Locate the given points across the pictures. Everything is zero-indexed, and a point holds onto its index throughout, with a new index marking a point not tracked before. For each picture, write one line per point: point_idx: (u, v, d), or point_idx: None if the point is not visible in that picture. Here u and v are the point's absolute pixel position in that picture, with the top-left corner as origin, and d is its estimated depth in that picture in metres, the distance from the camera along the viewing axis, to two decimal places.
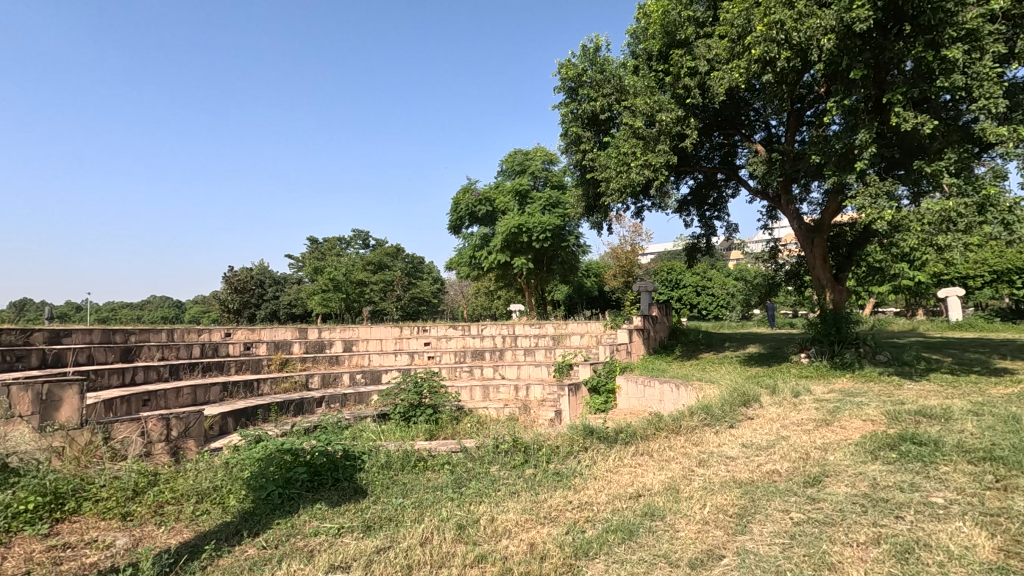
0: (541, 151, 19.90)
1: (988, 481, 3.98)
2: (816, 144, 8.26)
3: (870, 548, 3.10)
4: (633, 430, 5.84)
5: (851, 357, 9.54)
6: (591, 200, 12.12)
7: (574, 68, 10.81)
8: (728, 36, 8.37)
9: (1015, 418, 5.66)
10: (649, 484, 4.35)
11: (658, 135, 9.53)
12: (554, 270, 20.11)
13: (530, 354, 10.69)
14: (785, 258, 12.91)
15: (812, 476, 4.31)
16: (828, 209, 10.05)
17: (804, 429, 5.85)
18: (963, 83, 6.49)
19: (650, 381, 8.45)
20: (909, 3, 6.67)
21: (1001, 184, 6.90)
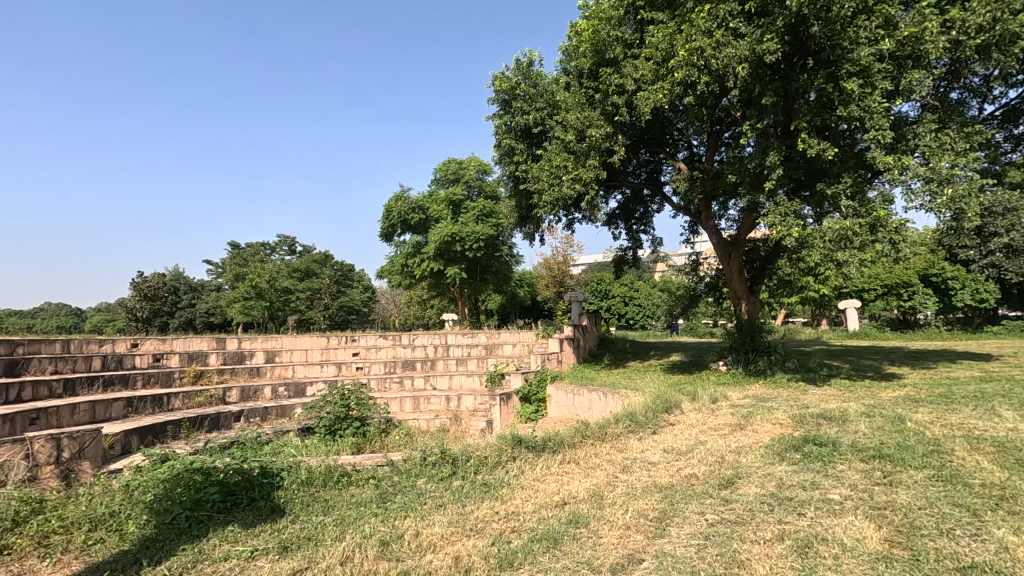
0: (475, 161, 19.98)
1: (877, 477, 4.37)
2: (733, 164, 8.81)
3: (776, 544, 3.30)
4: (560, 438, 5.93)
5: (764, 364, 10.19)
6: (524, 211, 12.30)
7: (507, 81, 10.96)
8: (653, 59, 8.77)
9: (900, 419, 6.26)
10: (575, 492, 4.43)
11: (588, 150, 9.83)
12: (487, 279, 20.17)
13: (462, 364, 10.62)
14: (705, 271, 13.65)
15: (726, 478, 4.55)
16: (744, 225, 10.73)
17: (720, 434, 6.18)
18: (857, 114, 7.15)
19: (580, 389, 8.62)
20: (812, 39, 7.30)
21: (888, 207, 7.65)
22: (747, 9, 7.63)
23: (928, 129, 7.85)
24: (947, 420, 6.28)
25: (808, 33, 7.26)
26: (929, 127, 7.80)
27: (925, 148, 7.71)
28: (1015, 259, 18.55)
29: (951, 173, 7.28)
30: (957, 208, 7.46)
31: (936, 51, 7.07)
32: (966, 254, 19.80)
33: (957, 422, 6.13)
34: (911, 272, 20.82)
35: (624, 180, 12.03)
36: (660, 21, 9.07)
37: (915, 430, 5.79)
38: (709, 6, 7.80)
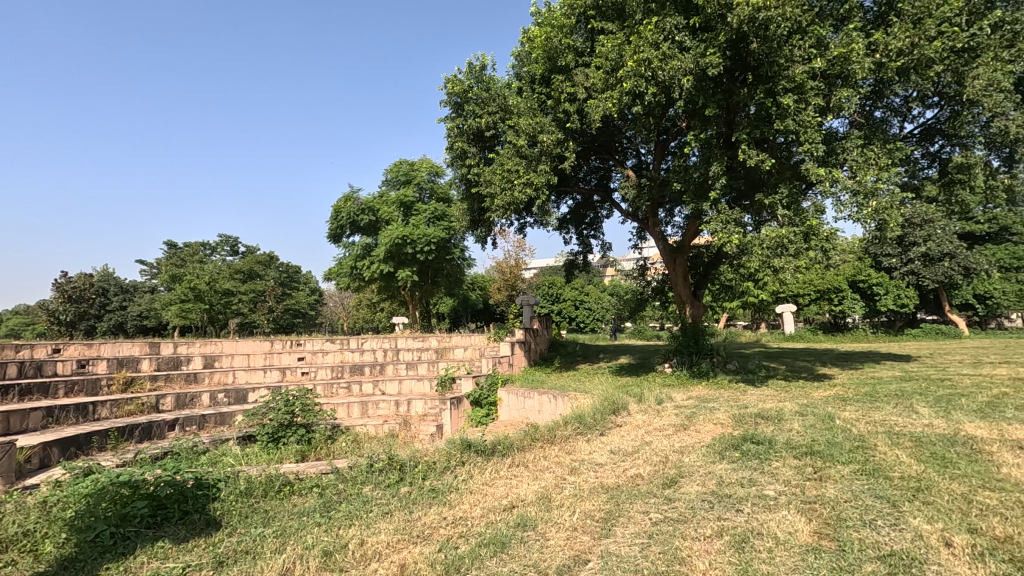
0: (427, 163, 19.82)
1: (808, 473, 4.60)
2: (678, 173, 9.11)
3: (715, 540, 3.41)
4: (510, 441, 5.94)
5: (707, 366, 10.58)
6: (476, 215, 12.28)
7: (460, 84, 10.92)
8: (603, 68, 8.94)
9: (831, 417, 6.63)
10: (524, 495, 4.44)
11: (540, 155, 9.93)
12: (438, 282, 20.00)
13: (413, 368, 10.47)
14: (652, 275, 14.03)
15: (670, 477, 4.68)
16: (688, 232, 11.11)
17: (665, 434, 6.36)
18: (792, 128, 7.54)
19: (530, 392, 8.65)
20: (751, 56, 7.65)
21: (820, 217, 8.10)
22: (691, 24, 7.92)
23: (856, 145, 8.36)
24: (872, 417, 6.70)
25: (748, 49, 7.60)
26: (856, 142, 8.32)
27: (852, 162, 8.21)
28: (932, 267, 20.11)
29: (876, 186, 7.80)
30: (881, 219, 7.99)
31: (861, 71, 7.50)
32: (890, 261, 21.22)
33: (880, 419, 6.56)
34: (841, 278, 22.15)
35: (575, 185, 12.22)
36: (610, 31, 9.28)
37: (843, 427, 6.15)
38: (656, 19, 8.05)
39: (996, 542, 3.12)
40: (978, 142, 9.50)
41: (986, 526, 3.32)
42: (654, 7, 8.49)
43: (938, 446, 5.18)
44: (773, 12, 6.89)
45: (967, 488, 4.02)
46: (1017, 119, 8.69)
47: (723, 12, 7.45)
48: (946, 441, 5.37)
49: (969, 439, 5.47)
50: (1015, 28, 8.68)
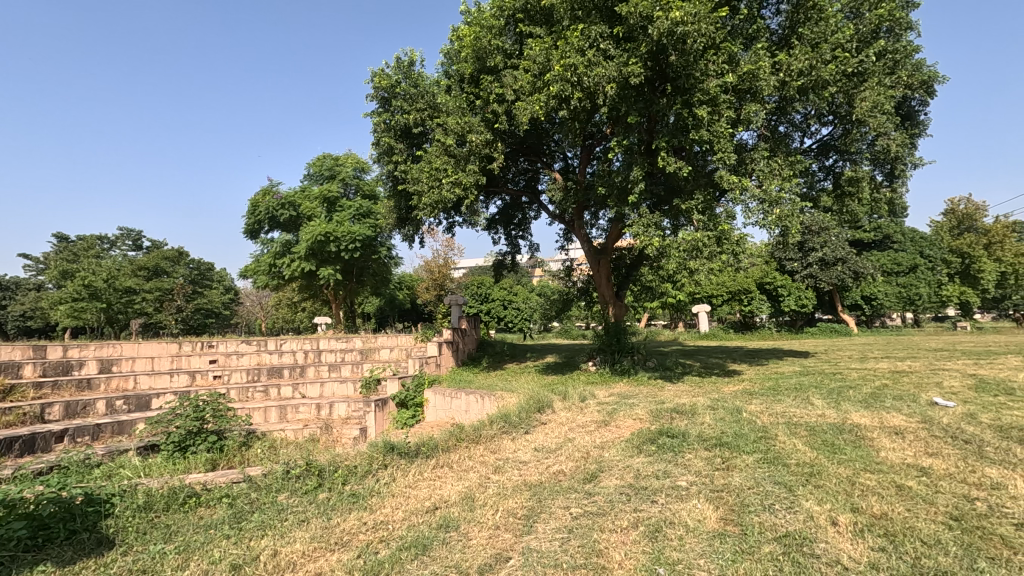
0: (353, 158, 19.22)
1: (717, 463, 4.89)
2: (603, 177, 9.39)
3: (631, 531, 3.55)
4: (435, 442, 5.88)
5: (628, 364, 10.98)
6: (403, 213, 12.05)
7: (387, 79, 10.67)
8: (530, 71, 9.05)
9: (738, 410, 7.09)
10: (447, 496, 4.41)
11: (468, 155, 9.90)
12: (363, 282, 19.43)
13: (335, 370, 10.10)
14: (577, 276, 14.37)
15: (591, 472, 4.82)
16: (612, 234, 11.49)
17: (587, 431, 6.54)
18: (707, 138, 7.99)
19: (457, 393, 8.59)
20: (670, 67, 8.03)
21: (731, 223, 8.65)
22: (615, 33, 8.21)
23: (762, 156, 9.00)
24: (774, 409, 7.24)
25: (667, 61, 7.97)
26: (762, 154, 8.95)
27: (759, 172, 8.82)
28: (827, 271, 22.03)
29: (779, 195, 8.42)
30: (783, 226, 8.64)
31: (767, 88, 8.06)
32: (792, 265, 23.00)
33: (781, 411, 7.09)
34: (750, 280, 23.74)
35: (504, 186, 12.29)
36: (538, 35, 9.43)
37: (749, 419, 6.59)
38: (582, 26, 8.27)
39: (874, 519, 3.46)
40: (865, 158, 10.50)
41: (866, 505, 3.67)
42: (580, 14, 8.72)
43: (828, 434, 5.67)
44: (690, 27, 7.27)
45: (852, 472, 4.43)
46: (897, 139, 9.69)
47: (644, 24, 7.77)
48: (835, 430, 5.89)
49: (855, 427, 6.03)
50: (895, 57, 9.68)
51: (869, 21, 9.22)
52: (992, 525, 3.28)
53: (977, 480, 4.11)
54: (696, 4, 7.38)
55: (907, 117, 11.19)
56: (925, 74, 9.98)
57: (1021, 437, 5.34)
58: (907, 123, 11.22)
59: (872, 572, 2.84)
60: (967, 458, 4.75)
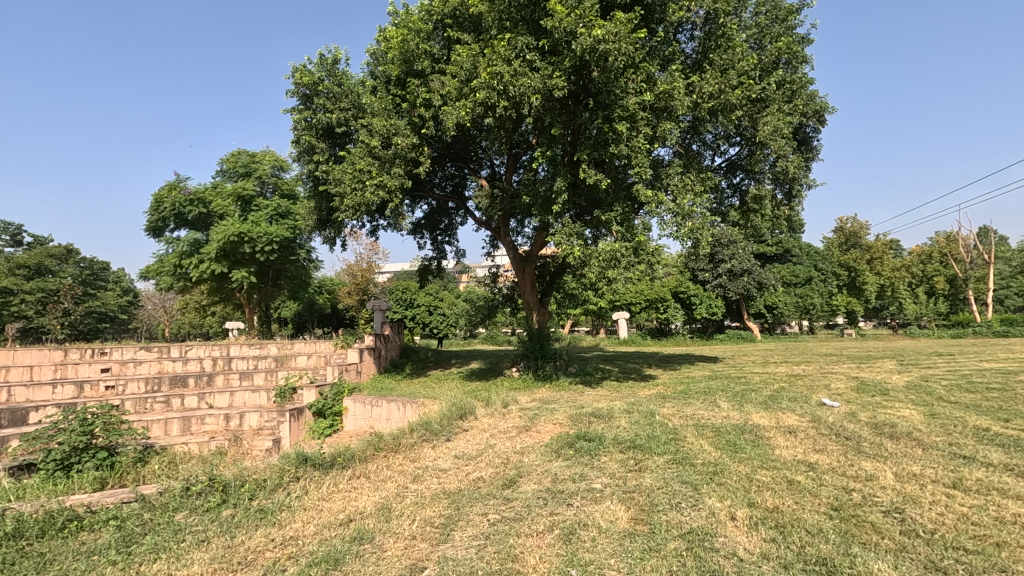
0: (270, 156, 18.36)
1: (630, 465, 5.10)
2: (527, 186, 9.56)
3: (546, 535, 3.61)
4: (351, 452, 5.69)
5: (550, 370, 11.20)
6: (324, 214, 11.65)
7: (309, 75, 10.26)
8: (457, 77, 9.06)
9: (651, 413, 7.43)
10: (362, 507, 4.28)
11: (393, 158, 9.74)
12: (280, 285, 18.47)
13: (247, 379, 9.49)
14: (503, 283, 14.48)
15: (510, 478, 4.86)
16: (536, 242, 11.67)
17: (508, 436, 6.59)
18: (625, 152, 8.35)
19: (378, 400, 8.33)
20: (591, 83, 8.32)
21: (647, 234, 9.07)
22: (540, 46, 8.42)
23: (676, 172, 9.52)
24: (685, 411, 7.64)
25: (589, 77, 8.26)
26: (676, 170, 9.46)
27: (674, 187, 9.32)
28: (735, 281, 23.66)
29: (691, 209, 8.94)
30: (695, 238, 9.18)
31: (681, 108, 8.55)
32: (703, 275, 24.47)
33: (691, 413, 7.50)
34: (666, 289, 24.95)
35: (429, 191, 12.16)
36: (465, 42, 9.48)
37: (661, 422, 6.93)
38: (508, 37, 8.43)
39: (767, 513, 3.73)
40: (767, 178, 11.40)
41: (760, 499, 3.97)
42: (507, 25, 8.89)
43: (731, 435, 6.06)
44: (611, 45, 7.57)
45: (751, 469, 4.77)
46: (793, 161, 10.59)
47: (568, 39, 8.02)
48: (737, 430, 6.31)
49: (755, 427, 6.49)
50: (793, 87, 10.60)
51: (770, 53, 10.06)
52: (864, 512, 3.64)
53: (854, 472, 4.56)
54: (616, 24, 7.71)
55: (803, 142, 12.27)
56: (818, 104, 11.00)
57: (892, 432, 5.99)
58: (803, 147, 12.29)
59: (763, 561, 3.06)
60: (848, 453, 5.25)
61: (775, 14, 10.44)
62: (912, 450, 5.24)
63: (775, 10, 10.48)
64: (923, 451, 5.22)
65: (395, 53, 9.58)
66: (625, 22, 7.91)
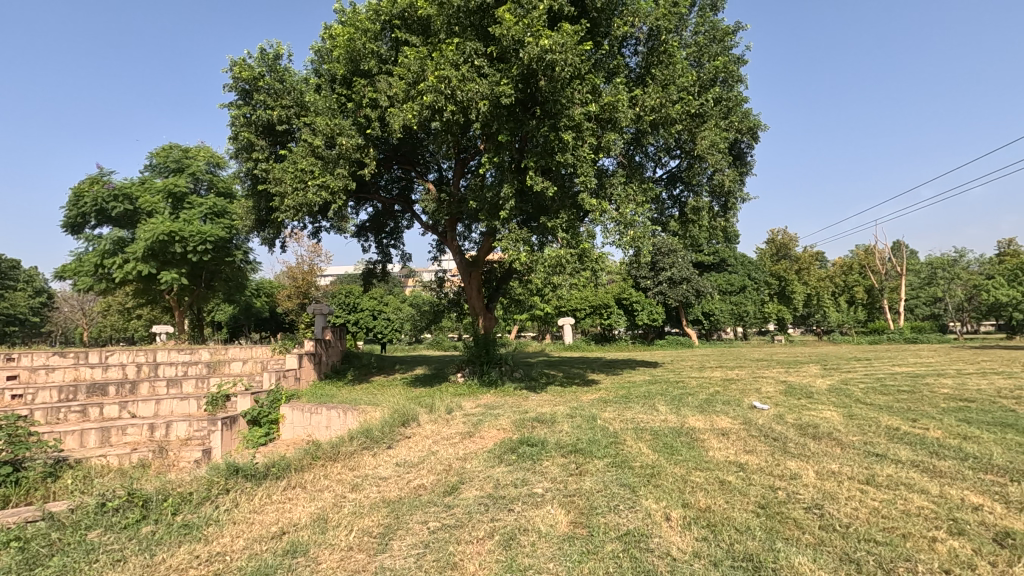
0: (205, 152, 17.58)
1: (571, 469, 5.17)
2: (474, 191, 9.58)
3: (486, 541, 3.60)
4: (286, 462, 5.47)
5: (495, 375, 11.20)
6: (263, 214, 11.20)
7: (249, 70, 9.85)
8: (404, 79, 8.96)
9: (593, 418, 7.57)
10: (296, 519, 4.12)
11: (337, 158, 9.50)
12: (214, 287, 17.47)
13: (175, 387, 8.95)
14: (449, 288, 14.37)
15: (451, 485, 4.82)
16: (483, 247, 11.67)
17: (451, 443, 6.54)
18: (571, 161, 8.51)
19: (317, 407, 8.03)
20: (539, 92, 8.44)
21: (591, 242, 9.26)
22: (489, 53, 8.46)
23: (620, 182, 9.78)
24: (625, 415, 7.84)
25: (536, 86, 8.37)
26: (619, 179, 9.72)
27: (617, 197, 9.57)
28: (675, 289, 24.63)
29: (633, 219, 9.20)
30: (636, 246, 9.46)
31: (624, 120, 8.79)
32: (645, 283, 25.26)
33: (631, 417, 7.70)
34: (609, 295, 25.54)
35: (374, 193, 11.93)
36: (413, 44, 9.39)
37: (602, 426, 7.08)
38: (456, 41, 8.43)
39: (699, 512, 3.87)
40: (705, 190, 11.90)
41: (694, 499, 4.11)
42: (456, 29, 8.91)
43: (668, 437, 6.27)
44: (557, 56, 7.69)
45: (685, 470, 4.94)
46: (729, 175, 11.11)
47: (516, 47, 8.10)
48: (674, 433, 6.52)
49: (691, 429, 6.74)
50: (729, 104, 11.12)
51: (709, 71, 10.53)
52: (788, 509, 3.84)
53: (780, 471, 4.81)
54: (563, 35, 7.86)
55: (738, 157, 12.89)
56: (751, 122, 11.60)
57: (815, 433, 6.37)
58: (738, 162, 12.90)
59: (695, 560, 3.17)
60: (775, 453, 5.53)
61: (713, 35, 10.95)
62: (832, 450, 5.60)
63: (713, 31, 10.99)
64: (841, 450, 5.58)
65: (341, 51, 9.36)
66: (572, 34, 8.08)
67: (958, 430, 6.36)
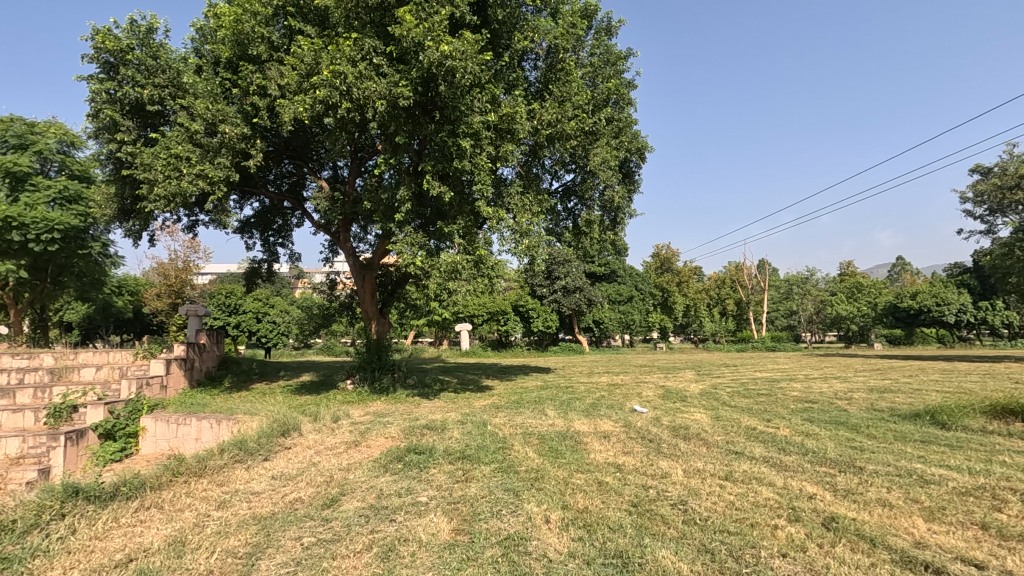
0: (56, 129, 15.43)
1: (457, 476, 5.15)
2: (370, 191, 9.30)
3: (363, 554, 3.47)
4: (141, 480, 4.89)
5: (387, 382, 10.89)
6: (127, 203, 10.04)
7: (115, 41, 8.79)
8: (297, 70, 8.49)
9: (484, 424, 7.61)
10: (147, 543, 3.70)
11: (219, 147, 8.79)
12: (62, 283, 15.21)
13: (7, 397, 7.79)
14: (341, 291, 13.79)
15: (330, 497, 4.59)
16: (378, 250, 11.33)
17: (334, 453, 6.24)
18: (469, 168, 8.55)
19: (185, 418, 7.26)
20: (438, 96, 8.39)
21: (487, 248, 9.34)
22: (388, 52, 8.27)
23: (516, 192, 9.98)
24: (515, 420, 7.97)
25: (436, 90, 8.31)
26: (516, 189, 9.92)
27: (514, 206, 9.75)
28: (569, 297, 25.62)
29: (528, 228, 9.42)
30: (531, 255, 9.71)
31: (522, 131, 8.98)
32: (541, 291, 26.03)
33: (520, 422, 7.84)
34: (506, 302, 25.96)
35: (261, 188, 11.18)
36: (308, 35, 8.96)
37: (492, 431, 7.14)
38: (354, 37, 8.17)
39: (577, 513, 4.03)
40: (596, 204, 12.51)
41: (573, 501, 4.27)
42: (354, 24, 8.63)
43: (554, 441, 6.49)
44: (457, 62, 7.70)
45: (567, 473, 5.11)
46: (618, 192, 11.78)
47: (416, 50, 8.01)
48: (559, 437, 6.72)
49: (575, 433, 7.01)
50: (619, 124, 11.79)
51: (602, 91, 11.11)
52: (657, 506, 4.11)
53: (653, 471, 5.14)
54: (463, 43, 7.87)
55: (627, 175, 13.70)
56: (639, 143, 12.39)
57: (685, 433, 6.94)
58: (627, 180, 13.70)
59: (569, 560, 3.28)
60: (650, 453, 5.93)
61: (607, 58, 11.62)
62: (698, 449, 6.11)
63: (607, 54, 11.65)
64: (706, 449, 6.08)
65: (226, 32, 8.68)
66: (472, 42, 8.13)
67: (802, 428, 7.19)
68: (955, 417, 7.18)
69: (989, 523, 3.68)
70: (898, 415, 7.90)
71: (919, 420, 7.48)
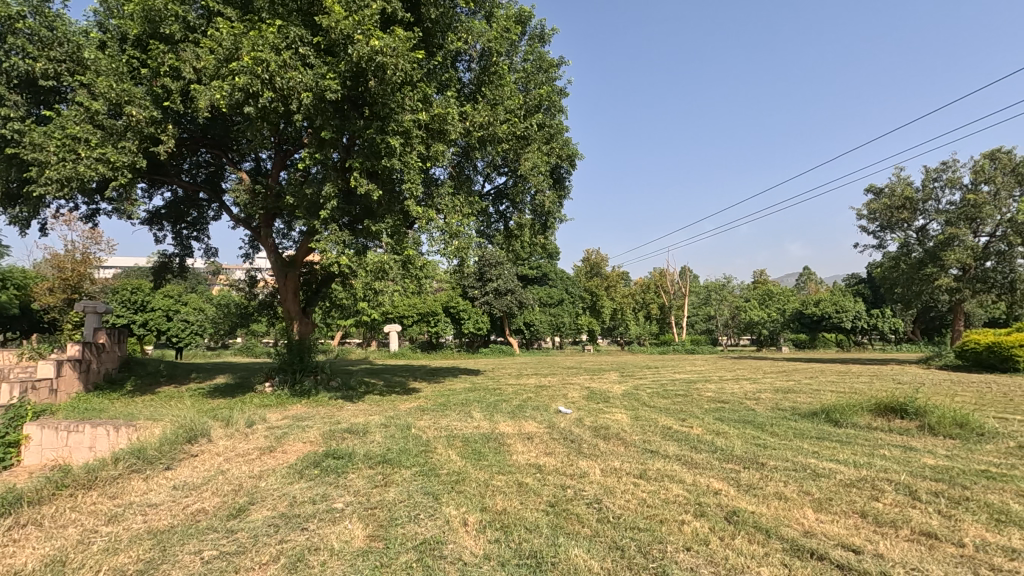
0: None
1: (377, 480, 5.02)
2: (293, 186, 8.92)
3: (270, 566, 3.31)
4: (18, 495, 4.41)
5: (309, 384, 10.47)
6: (13, 187, 9.05)
7: (2, 6, 7.88)
8: (214, 54, 7.99)
9: (407, 427, 7.48)
10: (20, 565, 3.34)
11: (124, 131, 8.12)
12: None
13: None
14: (261, 288, 13.10)
15: (237, 507, 4.34)
16: (302, 248, 10.87)
17: (246, 459, 5.91)
18: (398, 167, 8.37)
19: (76, 425, 6.60)
20: (368, 92, 8.18)
21: (416, 248, 9.19)
22: (315, 43, 7.98)
23: (447, 193, 9.90)
24: (440, 423, 7.90)
25: (365, 86, 8.09)
26: (446, 189, 9.82)
27: (443, 207, 9.65)
28: (500, 299, 25.75)
29: (457, 230, 9.36)
30: (461, 257, 9.66)
31: (453, 132, 8.92)
32: (472, 292, 25.97)
33: (445, 424, 7.77)
34: (437, 304, 25.71)
35: (173, 177, 10.44)
36: (228, 18, 8.47)
37: (416, 434, 7.04)
38: (279, 24, 7.80)
39: (495, 515, 4.04)
40: (527, 208, 12.66)
41: (491, 503, 4.28)
42: (279, 11, 8.27)
43: (478, 443, 6.48)
44: (388, 59, 7.56)
45: (489, 475, 5.13)
46: (547, 197, 11.97)
47: (345, 42, 7.77)
48: (483, 439, 6.73)
49: (499, 434, 7.05)
50: (550, 130, 11.98)
51: (534, 97, 11.27)
52: (573, 506, 4.20)
53: (572, 471, 5.24)
54: (395, 40, 7.73)
55: (558, 180, 13.95)
56: (570, 150, 12.67)
57: (605, 433, 7.16)
58: (557, 185, 13.95)
59: (484, 562, 3.29)
60: (570, 454, 6.05)
61: (540, 64, 11.81)
62: (617, 448, 6.32)
63: (540, 61, 11.85)
64: (624, 449, 6.29)
65: (135, 8, 8.03)
66: (404, 39, 7.98)
67: (713, 427, 7.60)
68: (846, 415, 7.83)
69: (867, 511, 4.05)
70: (800, 413, 8.53)
71: (816, 417, 8.11)
